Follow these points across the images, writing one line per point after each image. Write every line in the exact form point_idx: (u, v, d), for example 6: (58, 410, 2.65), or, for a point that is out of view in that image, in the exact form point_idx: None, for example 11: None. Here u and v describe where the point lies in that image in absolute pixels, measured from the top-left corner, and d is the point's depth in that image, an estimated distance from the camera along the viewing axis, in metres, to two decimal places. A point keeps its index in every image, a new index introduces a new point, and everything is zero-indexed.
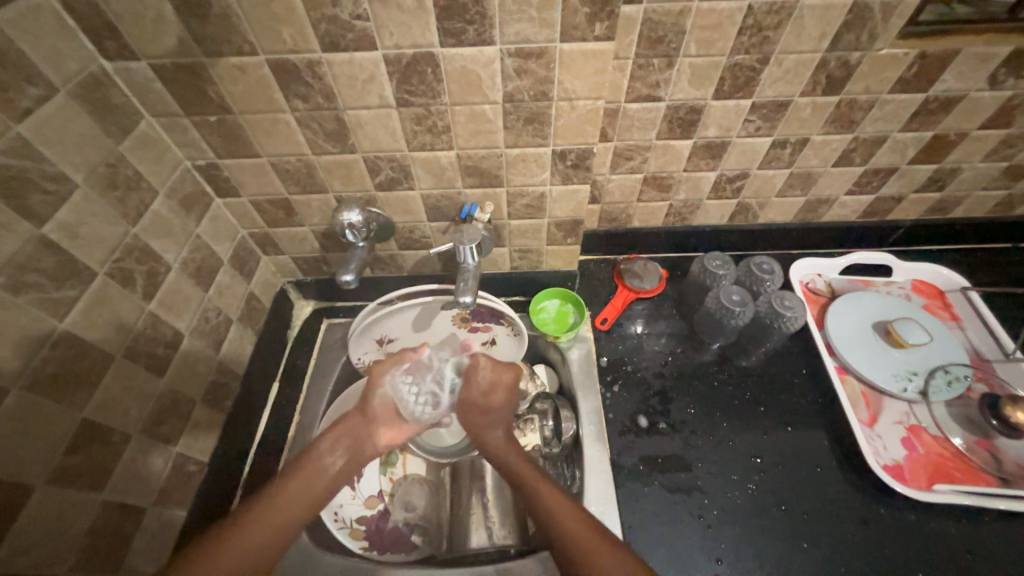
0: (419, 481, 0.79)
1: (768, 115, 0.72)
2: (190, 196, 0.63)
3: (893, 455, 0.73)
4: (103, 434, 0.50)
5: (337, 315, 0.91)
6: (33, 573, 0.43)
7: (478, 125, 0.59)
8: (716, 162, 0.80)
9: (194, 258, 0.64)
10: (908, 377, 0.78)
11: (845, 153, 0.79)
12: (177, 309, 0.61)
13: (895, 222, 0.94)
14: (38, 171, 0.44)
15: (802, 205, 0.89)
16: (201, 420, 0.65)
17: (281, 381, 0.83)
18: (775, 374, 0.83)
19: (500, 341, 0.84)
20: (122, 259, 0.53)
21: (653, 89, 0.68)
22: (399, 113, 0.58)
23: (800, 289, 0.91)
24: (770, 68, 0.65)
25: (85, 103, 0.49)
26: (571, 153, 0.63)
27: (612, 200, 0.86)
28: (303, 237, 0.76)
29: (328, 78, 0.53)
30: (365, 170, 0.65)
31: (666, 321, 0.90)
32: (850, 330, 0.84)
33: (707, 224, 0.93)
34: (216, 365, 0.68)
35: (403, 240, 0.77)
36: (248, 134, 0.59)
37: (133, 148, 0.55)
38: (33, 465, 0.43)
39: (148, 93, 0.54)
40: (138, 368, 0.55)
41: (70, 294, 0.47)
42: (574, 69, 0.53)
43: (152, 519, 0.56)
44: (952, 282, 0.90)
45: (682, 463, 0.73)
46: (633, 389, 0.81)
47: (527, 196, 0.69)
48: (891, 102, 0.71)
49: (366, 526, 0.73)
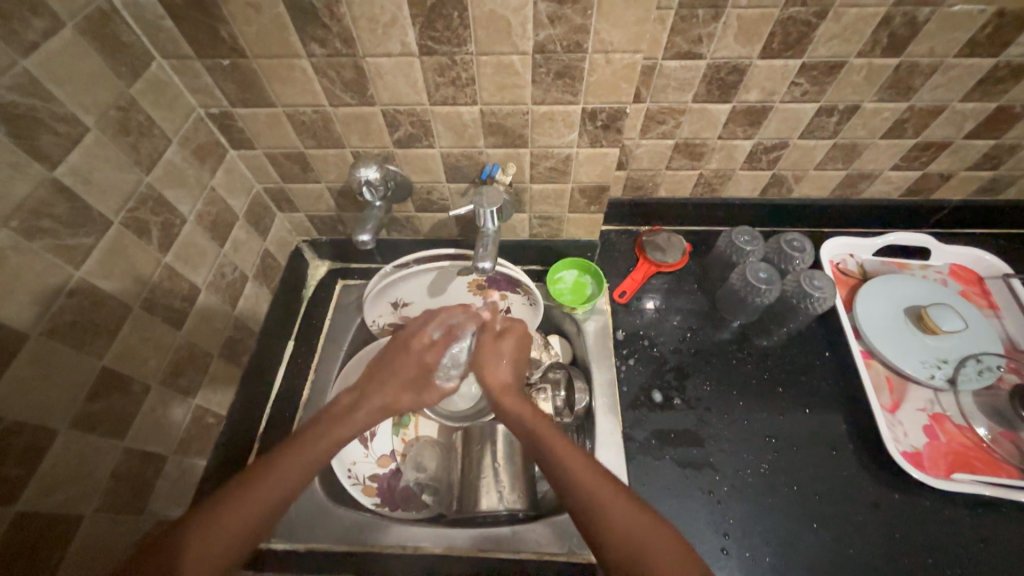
0: (431, 443, 0.81)
1: (817, 79, 0.66)
2: (204, 146, 0.61)
3: (913, 442, 0.71)
4: (123, 384, 0.50)
5: (351, 276, 0.90)
6: (60, 512, 0.44)
7: (505, 78, 0.55)
8: (754, 129, 0.74)
9: (209, 212, 0.63)
10: (937, 364, 0.75)
11: (896, 124, 0.73)
12: (192, 263, 0.60)
13: (939, 202, 0.89)
14: (47, 111, 0.42)
15: (841, 179, 0.84)
16: (219, 374, 0.65)
17: (296, 339, 0.83)
18: (796, 355, 0.81)
19: (515, 310, 0.83)
20: (137, 209, 0.52)
21: (694, 45, 0.62)
22: (421, 62, 0.54)
23: (829, 269, 0.87)
24: (827, 23, 0.59)
25: (93, 40, 0.46)
26: (602, 113, 0.59)
27: (639, 167, 0.82)
28: (319, 194, 0.74)
29: (347, 20, 0.50)
30: (383, 125, 0.62)
31: (686, 297, 0.88)
32: (880, 313, 0.80)
33: (737, 196, 0.89)
34: (232, 320, 0.67)
35: (421, 201, 0.75)
36: (262, 81, 0.56)
37: (144, 91, 0.52)
38: (55, 410, 0.44)
39: (159, 32, 0.51)
40: (155, 320, 0.55)
41: (86, 241, 0.46)
42: (613, 17, 0.49)
43: (173, 467, 0.58)
44: (993, 268, 0.85)
45: (695, 439, 0.73)
46: (649, 364, 0.80)
47: (552, 158, 0.66)
48: (956, 68, 0.65)
49: (378, 484, 0.75)
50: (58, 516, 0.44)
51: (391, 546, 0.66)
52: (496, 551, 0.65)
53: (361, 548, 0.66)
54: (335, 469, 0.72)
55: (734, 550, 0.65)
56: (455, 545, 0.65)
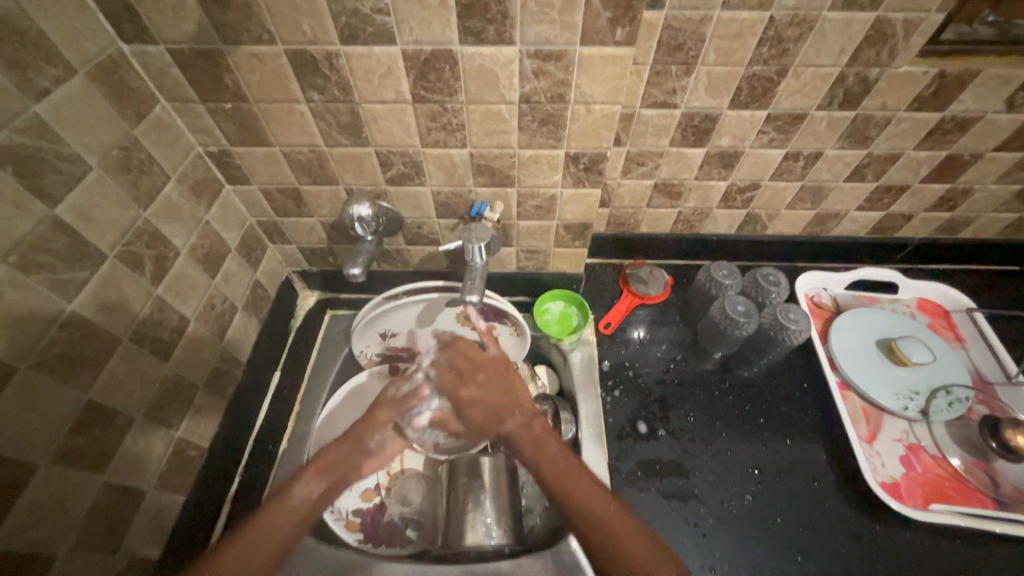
0: (417, 476, 0.80)
1: (782, 128, 0.72)
2: (201, 182, 0.63)
3: (891, 472, 0.73)
4: (107, 417, 0.50)
5: (341, 306, 0.91)
6: (34, 552, 0.43)
7: (493, 124, 0.59)
8: (727, 171, 0.79)
9: (202, 245, 0.64)
10: (909, 396, 0.78)
11: (857, 169, 0.79)
12: (183, 295, 0.61)
13: (904, 239, 0.94)
14: (53, 151, 0.44)
15: (810, 218, 0.89)
16: (203, 406, 0.65)
17: (283, 370, 0.83)
18: (776, 386, 0.83)
19: (503, 341, 0.85)
20: (132, 243, 0.53)
21: (669, 96, 0.67)
22: (414, 109, 0.57)
23: (804, 302, 0.91)
24: (788, 80, 0.65)
25: (101, 85, 0.49)
26: (584, 157, 0.63)
27: (621, 204, 0.86)
28: (312, 227, 0.76)
29: (345, 70, 0.53)
30: (377, 164, 0.65)
31: (669, 328, 0.90)
32: (854, 346, 0.83)
33: (715, 233, 0.93)
34: (220, 351, 0.68)
35: (411, 235, 0.77)
36: (262, 122, 0.59)
37: (147, 132, 0.55)
38: (37, 444, 0.43)
39: (165, 78, 0.54)
40: (143, 352, 0.55)
41: (80, 275, 0.47)
42: (592, 73, 0.53)
43: (151, 503, 0.57)
44: (957, 303, 0.90)
45: (680, 470, 0.74)
46: (633, 395, 0.81)
47: (538, 198, 0.69)
48: (906, 120, 0.70)
49: (362, 518, 0.74)
50: (31, 556, 0.43)
51: None
52: None
53: None
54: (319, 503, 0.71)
55: None
56: None
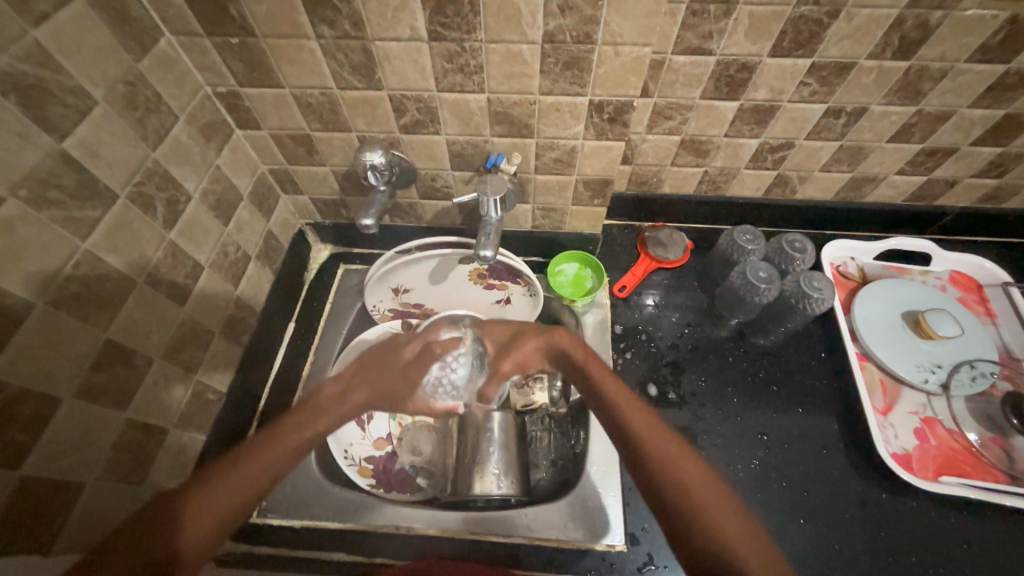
0: (428, 428, 0.81)
1: (826, 79, 0.66)
2: (210, 124, 0.61)
3: (903, 444, 0.72)
4: (126, 356, 0.51)
5: (353, 261, 0.91)
6: (63, 478, 0.45)
7: (513, 66, 0.55)
8: (761, 127, 0.74)
9: (214, 190, 0.63)
10: (931, 369, 0.76)
11: (903, 128, 0.73)
12: (197, 241, 0.60)
13: (943, 208, 0.89)
14: (56, 83, 0.42)
15: (845, 182, 0.84)
16: (220, 352, 0.66)
17: (297, 321, 0.84)
18: (792, 355, 0.82)
19: (515, 301, 0.84)
20: (143, 184, 0.52)
21: (704, 41, 0.62)
22: (430, 48, 0.54)
23: (829, 271, 0.88)
24: (838, 22, 0.59)
25: (103, 12, 0.46)
26: (609, 106, 0.59)
27: (644, 161, 0.82)
28: (324, 177, 0.74)
29: (357, 2, 0.49)
30: (390, 109, 0.62)
31: (686, 294, 0.88)
32: (878, 316, 0.81)
33: (741, 195, 0.89)
34: (234, 300, 0.68)
35: (425, 188, 0.75)
36: (270, 60, 0.56)
37: (152, 67, 0.52)
38: (60, 379, 0.44)
39: (168, 7, 0.51)
40: (159, 296, 0.55)
41: (92, 215, 0.46)
42: (623, 9, 0.49)
43: (173, 441, 0.59)
44: (993, 277, 0.86)
45: (687, 434, 0.74)
46: (646, 358, 0.81)
47: (557, 150, 0.66)
48: (965, 73, 0.64)
49: (374, 465, 0.76)
50: (61, 482, 0.45)
51: (385, 526, 0.67)
52: (487, 533, 0.67)
53: (356, 527, 0.67)
54: (331, 449, 0.74)
55: None
56: (448, 527, 0.67)
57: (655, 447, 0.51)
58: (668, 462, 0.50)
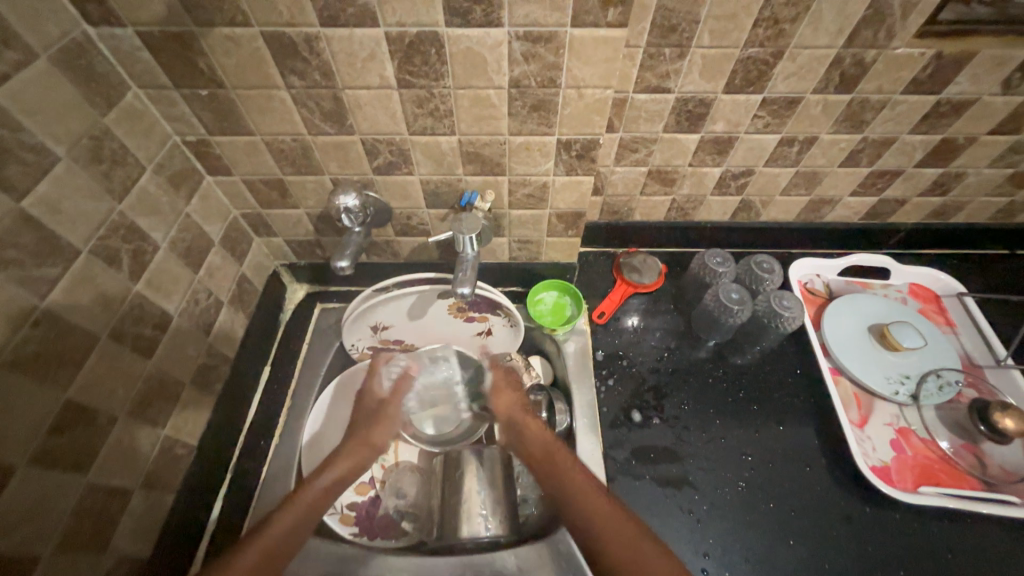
0: (412, 469, 0.79)
1: (778, 112, 0.70)
2: (179, 173, 0.61)
3: (881, 456, 0.73)
4: (88, 415, 0.48)
5: (331, 299, 0.90)
6: (14, 556, 0.42)
7: (482, 109, 0.57)
8: (722, 157, 0.78)
9: (183, 238, 0.62)
10: (900, 380, 0.78)
11: (852, 153, 0.78)
12: (165, 290, 0.59)
13: (897, 224, 0.94)
14: (16, 141, 0.41)
15: (804, 204, 0.89)
16: (190, 403, 0.63)
17: (273, 364, 0.82)
18: (770, 373, 0.83)
19: (496, 332, 0.85)
20: (108, 237, 0.50)
21: (663, 80, 0.66)
22: (400, 94, 0.55)
23: (798, 288, 0.91)
24: (784, 62, 0.63)
25: (67, 70, 0.46)
26: (576, 144, 0.62)
27: (615, 192, 0.85)
28: (298, 219, 0.74)
29: (326, 54, 0.51)
30: (363, 152, 0.63)
31: (663, 317, 0.90)
32: (847, 331, 0.83)
33: (709, 220, 0.92)
34: (205, 347, 0.66)
35: (401, 226, 0.76)
36: (241, 110, 0.57)
37: (119, 120, 0.52)
38: (15, 446, 0.41)
39: (135, 63, 0.51)
40: (124, 350, 0.53)
41: (51, 271, 0.45)
42: (583, 55, 0.51)
43: (139, 502, 0.55)
44: (948, 287, 0.91)
45: (674, 459, 0.74)
46: (628, 384, 0.81)
47: (529, 186, 0.68)
48: (902, 103, 0.69)
49: (356, 512, 0.73)
50: (14, 560, 0.42)
51: None
52: None
53: None
54: None
55: (714, 570, 0.65)
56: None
57: (594, 511, 0.57)
58: (608, 534, 0.55)
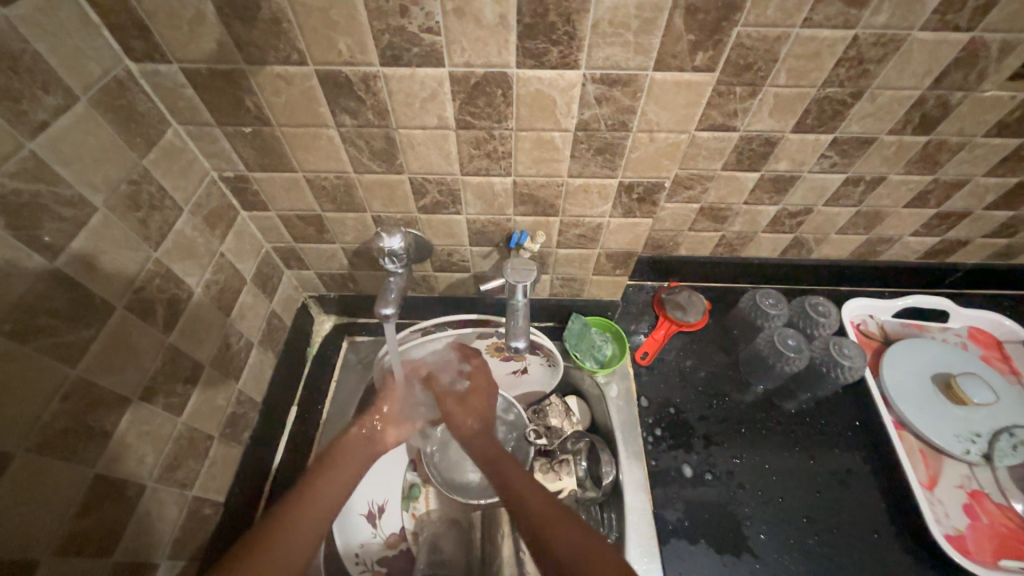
0: (447, 521, 0.72)
1: (847, 152, 0.66)
2: (215, 212, 0.57)
3: (955, 523, 0.68)
4: (116, 488, 0.44)
5: (360, 332, 0.86)
6: None
7: (543, 152, 0.53)
8: (780, 196, 0.74)
9: (217, 280, 0.58)
10: (971, 438, 0.72)
11: (920, 194, 0.73)
12: (198, 338, 0.55)
13: (955, 264, 0.89)
14: (52, 196, 0.38)
15: (861, 243, 0.84)
16: (219, 458, 0.59)
17: (300, 404, 0.77)
18: (827, 425, 0.78)
19: (532, 370, 0.82)
20: (143, 289, 0.47)
21: (729, 118, 0.61)
22: (457, 135, 0.51)
23: (852, 331, 0.86)
24: (862, 103, 0.59)
25: (107, 112, 0.42)
26: (638, 187, 0.57)
27: (662, 228, 0.81)
28: (332, 254, 0.70)
29: (383, 94, 0.47)
30: (409, 191, 0.59)
31: (709, 358, 0.85)
32: (908, 380, 0.78)
33: (758, 256, 0.88)
34: (235, 395, 0.62)
35: (440, 262, 0.71)
36: (285, 147, 0.53)
37: (157, 161, 0.48)
38: (39, 536, 0.37)
39: (177, 99, 0.48)
40: (154, 410, 0.49)
41: (85, 334, 0.41)
42: (662, 100, 0.47)
43: (165, 573, 0.51)
44: (1011, 333, 0.85)
45: (730, 521, 0.69)
46: (676, 435, 0.76)
47: (582, 227, 0.64)
48: (981, 146, 0.65)
49: (388, 568, 0.69)
50: None
51: None
52: None
53: None
54: (342, 553, 0.69)
55: None
56: None
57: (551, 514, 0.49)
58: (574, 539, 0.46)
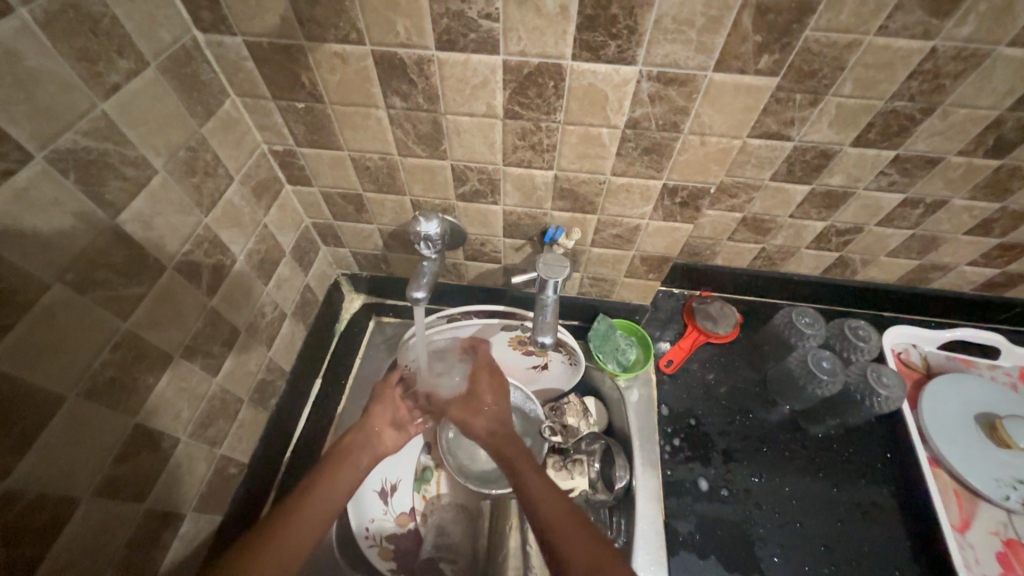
0: (457, 507, 0.74)
1: (909, 171, 0.63)
2: (262, 183, 0.59)
3: (986, 571, 0.65)
4: (153, 439, 0.47)
5: (387, 313, 0.87)
6: None
7: (589, 148, 0.52)
8: (829, 212, 0.71)
9: (259, 250, 0.60)
10: (1013, 484, 0.68)
11: (984, 222, 0.69)
12: (237, 304, 0.57)
13: (1013, 299, 0.83)
14: (118, 155, 0.39)
15: (911, 268, 0.80)
16: (247, 421, 0.61)
17: (324, 377, 0.79)
18: (856, 454, 0.75)
19: (553, 366, 0.81)
20: (192, 252, 0.48)
21: (785, 126, 0.58)
22: (504, 125, 0.51)
23: (891, 359, 0.82)
24: (932, 119, 0.56)
25: (173, 79, 0.44)
26: (683, 191, 0.56)
27: (700, 235, 0.79)
28: (368, 234, 0.71)
29: (435, 78, 0.47)
30: (450, 177, 0.59)
31: (735, 372, 0.83)
32: (948, 416, 0.74)
33: (798, 272, 0.84)
34: (266, 362, 0.64)
35: (472, 251, 0.72)
36: (334, 125, 0.54)
37: (214, 130, 0.50)
38: (82, 477, 0.40)
39: (238, 72, 0.49)
40: (193, 368, 0.51)
41: (136, 290, 0.43)
42: (718, 103, 0.46)
43: (190, 523, 0.54)
44: None
45: (743, 540, 0.67)
46: (695, 447, 0.75)
47: (619, 227, 0.63)
48: None
49: (395, 545, 0.71)
50: None
51: None
52: None
53: None
54: (353, 527, 0.70)
55: None
56: None
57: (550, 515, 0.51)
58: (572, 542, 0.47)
